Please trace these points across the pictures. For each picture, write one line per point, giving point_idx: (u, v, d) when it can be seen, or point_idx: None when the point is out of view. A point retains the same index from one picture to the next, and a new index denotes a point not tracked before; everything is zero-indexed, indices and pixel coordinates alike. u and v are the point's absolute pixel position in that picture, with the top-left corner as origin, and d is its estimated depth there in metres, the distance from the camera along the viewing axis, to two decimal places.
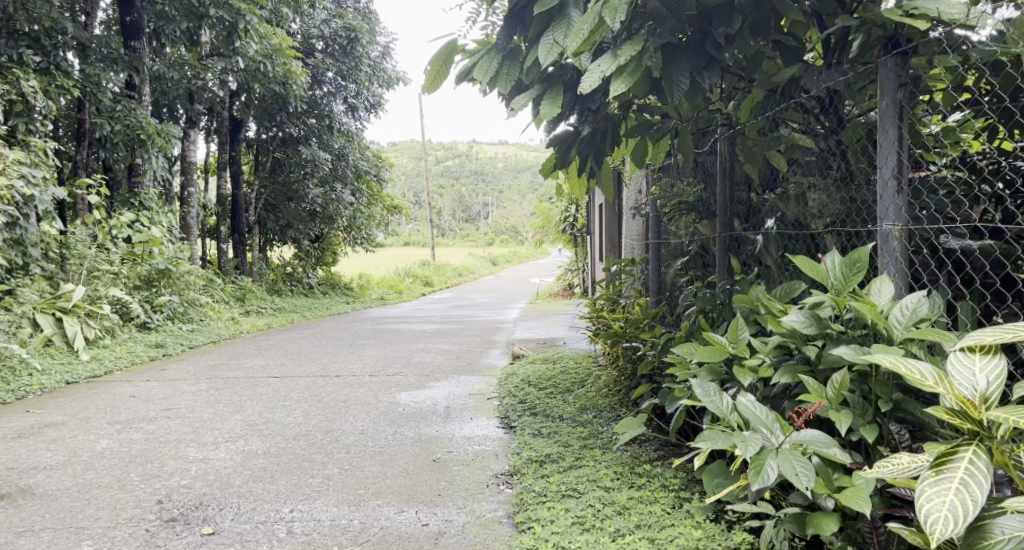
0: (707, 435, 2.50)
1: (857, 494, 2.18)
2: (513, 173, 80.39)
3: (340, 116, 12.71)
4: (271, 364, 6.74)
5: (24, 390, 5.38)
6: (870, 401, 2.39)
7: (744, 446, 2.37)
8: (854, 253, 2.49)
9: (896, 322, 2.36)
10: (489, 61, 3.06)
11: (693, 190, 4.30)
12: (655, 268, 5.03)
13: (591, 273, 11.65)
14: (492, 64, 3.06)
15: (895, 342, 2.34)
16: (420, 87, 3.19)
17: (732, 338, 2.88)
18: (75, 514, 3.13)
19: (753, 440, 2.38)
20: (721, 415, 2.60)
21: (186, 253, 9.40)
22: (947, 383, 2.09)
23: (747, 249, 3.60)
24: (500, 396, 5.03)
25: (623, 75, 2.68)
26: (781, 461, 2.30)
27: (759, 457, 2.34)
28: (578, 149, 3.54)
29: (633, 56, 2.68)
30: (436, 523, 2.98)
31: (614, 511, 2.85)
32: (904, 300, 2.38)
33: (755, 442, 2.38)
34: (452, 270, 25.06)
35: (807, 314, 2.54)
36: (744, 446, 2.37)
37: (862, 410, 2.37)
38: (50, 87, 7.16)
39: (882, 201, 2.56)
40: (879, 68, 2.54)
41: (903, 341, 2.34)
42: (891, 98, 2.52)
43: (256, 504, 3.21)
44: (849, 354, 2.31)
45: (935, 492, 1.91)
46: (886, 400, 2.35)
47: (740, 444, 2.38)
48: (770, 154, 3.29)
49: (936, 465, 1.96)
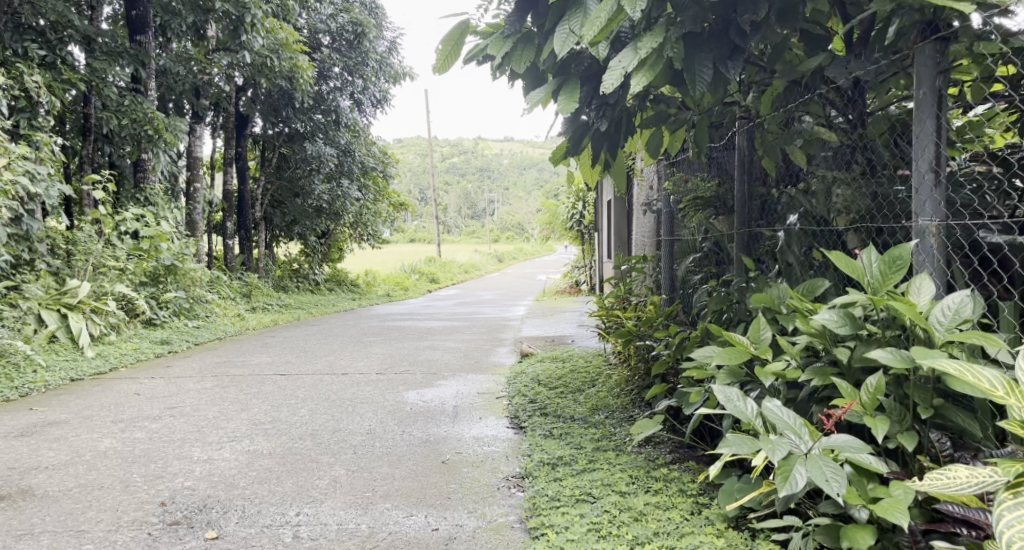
0: (732, 442, 2.42)
1: (893, 506, 2.09)
2: (518, 170, 80.24)
3: (346, 112, 12.61)
4: (276, 361, 6.66)
5: (28, 387, 5.31)
6: (907, 407, 2.29)
7: (771, 451, 2.29)
8: (895, 250, 2.38)
9: (937, 324, 2.26)
10: (501, 44, 3.00)
11: (708, 186, 4.20)
12: (667, 265, 4.94)
13: (599, 271, 11.52)
14: (507, 43, 2.99)
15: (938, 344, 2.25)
16: (430, 68, 3.12)
17: (755, 337, 2.78)
18: (76, 516, 3.05)
19: (780, 445, 2.30)
20: (746, 419, 2.51)
21: (192, 248, 9.33)
22: (1017, 392, 2.00)
23: (765, 244, 3.49)
24: (510, 395, 4.93)
25: (644, 67, 2.59)
26: (811, 467, 2.22)
27: (786, 462, 2.27)
28: (590, 139, 3.41)
29: (655, 46, 2.58)
30: (447, 527, 2.89)
31: (631, 517, 2.76)
32: (947, 301, 2.27)
33: (784, 447, 2.30)
34: (458, 266, 25.00)
35: (840, 313, 2.44)
36: (771, 451, 2.29)
37: (899, 416, 2.27)
38: (55, 82, 7.10)
39: (918, 195, 2.46)
40: (917, 55, 2.46)
41: (945, 344, 2.25)
42: (929, 85, 2.44)
43: (262, 507, 3.12)
44: (887, 356, 2.21)
45: (1016, 518, 1.85)
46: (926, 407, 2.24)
47: (766, 448, 2.31)
48: (790, 149, 3.16)
49: (1013, 487, 1.90)
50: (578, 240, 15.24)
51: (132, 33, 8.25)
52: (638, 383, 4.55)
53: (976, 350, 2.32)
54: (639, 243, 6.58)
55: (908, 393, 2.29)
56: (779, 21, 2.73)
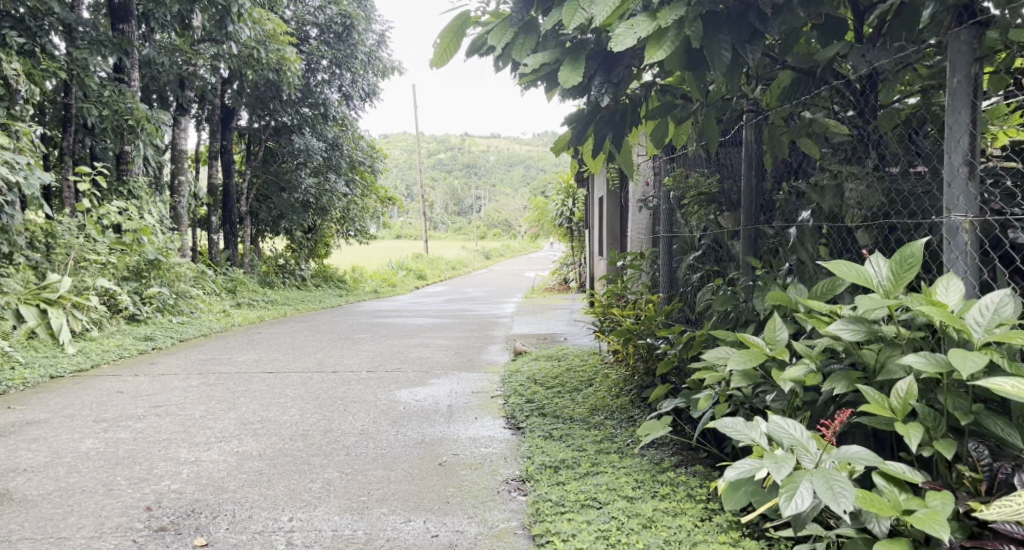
0: (739, 464, 2.35)
1: (930, 519, 2.01)
2: (504, 168, 80.05)
3: (335, 105, 12.45)
4: (264, 359, 6.52)
5: (5, 385, 5.14)
6: (941, 414, 2.22)
7: (776, 468, 2.22)
8: (904, 248, 2.35)
9: (977, 325, 2.19)
10: (502, 31, 2.91)
11: (708, 181, 4.10)
12: (666, 263, 4.80)
13: (589, 269, 11.45)
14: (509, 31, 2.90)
15: (977, 344, 2.17)
16: (430, 62, 3.01)
17: (771, 339, 2.71)
18: (57, 522, 2.90)
19: (786, 461, 2.24)
20: (751, 437, 2.43)
21: (176, 242, 9.16)
22: None
23: (770, 241, 3.37)
24: (504, 395, 4.82)
25: (659, 40, 2.50)
26: (817, 482, 2.14)
27: (792, 479, 2.20)
28: (596, 125, 3.34)
29: (674, 22, 2.51)
30: (447, 534, 2.78)
31: (640, 524, 2.66)
32: (987, 300, 2.21)
33: (789, 463, 2.23)
34: (445, 262, 24.82)
35: (854, 319, 2.41)
36: (777, 468, 2.22)
37: (933, 422, 2.21)
38: (35, 70, 6.93)
39: (951, 189, 2.39)
40: (952, 40, 2.37)
41: (988, 345, 2.17)
42: (964, 73, 2.35)
43: (253, 512, 2.99)
44: (920, 361, 2.16)
45: None
46: (963, 413, 2.18)
47: (771, 465, 2.24)
48: (801, 141, 3.05)
49: None
50: (568, 237, 15.15)
51: (114, 22, 8.10)
52: (638, 384, 4.44)
53: (1017, 352, 2.25)
54: (634, 242, 6.48)
55: (941, 399, 2.23)
56: (802, 4, 2.63)
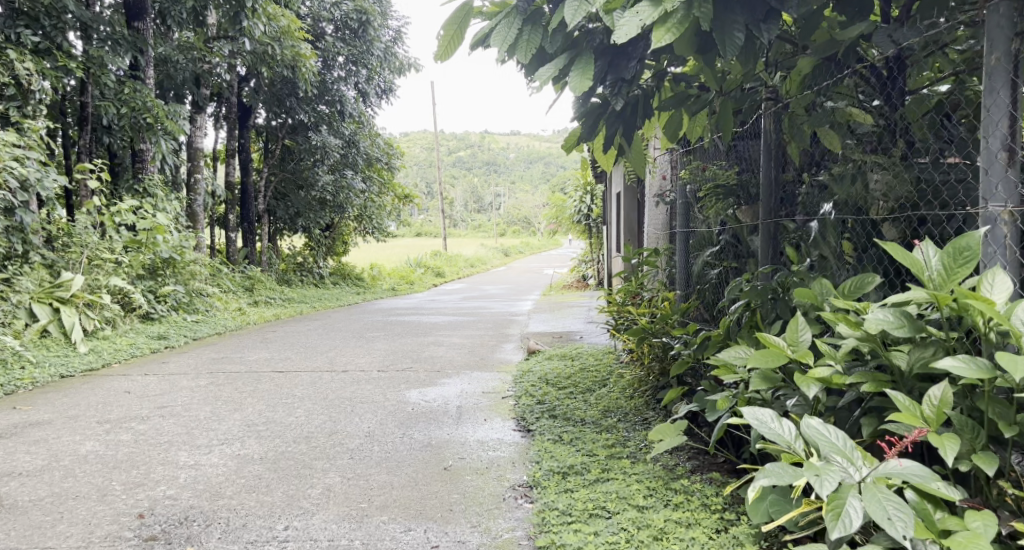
0: (770, 467, 2.16)
1: (971, 542, 1.86)
2: (525, 164, 79.90)
3: (352, 101, 12.34)
4: (275, 358, 6.42)
5: (12, 385, 5.08)
6: (980, 424, 2.07)
7: (819, 481, 2.05)
8: (960, 240, 2.15)
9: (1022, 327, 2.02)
10: (508, 25, 2.73)
11: (727, 174, 3.92)
12: (683, 260, 4.61)
13: (607, 266, 11.28)
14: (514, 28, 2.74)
15: None
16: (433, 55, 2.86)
17: (792, 340, 2.54)
18: (45, 530, 2.81)
19: (829, 474, 2.06)
20: (784, 442, 2.26)
21: (191, 240, 9.11)
22: None
23: (791, 236, 3.18)
24: (516, 395, 4.69)
25: (665, 24, 2.34)
26: (867, 501, 1.98)
27: (838, 494, 2.02)
28: (606, 122, 3.17)
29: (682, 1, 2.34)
30: (447, 544, 2.65)
31: (650, 537, 2.52)
32: None
33: (833, 477, 2.06)
34: (463, 259, 24.74)
35: (894, 314, 2.22)
36: (819, 481, 2.04)
37: (972, 432, 2.06)
38: (49, 70, 6.82)
39: (988, 176, 2.22)
40: (989, 14, 2.19)
41: None
42: (1003, 51, 2.18)
43: (248, 519, 2.88)
44: (958, 367, 1.99)
45: None
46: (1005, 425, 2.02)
47: (813, 478, 2.06)
48: (820, 130, 2.84)
49: None
50: (586, 233, 14.99)
51: (129, 20, 8.01)
52: (653, 384, 4.29)
53: None
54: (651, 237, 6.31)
55: (981, 408, 2.07)
56: None
